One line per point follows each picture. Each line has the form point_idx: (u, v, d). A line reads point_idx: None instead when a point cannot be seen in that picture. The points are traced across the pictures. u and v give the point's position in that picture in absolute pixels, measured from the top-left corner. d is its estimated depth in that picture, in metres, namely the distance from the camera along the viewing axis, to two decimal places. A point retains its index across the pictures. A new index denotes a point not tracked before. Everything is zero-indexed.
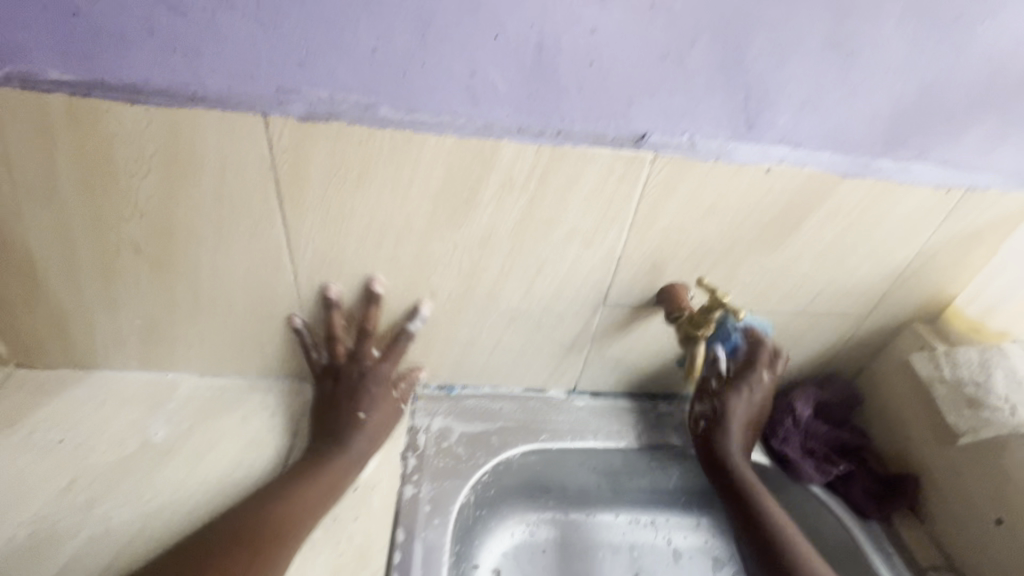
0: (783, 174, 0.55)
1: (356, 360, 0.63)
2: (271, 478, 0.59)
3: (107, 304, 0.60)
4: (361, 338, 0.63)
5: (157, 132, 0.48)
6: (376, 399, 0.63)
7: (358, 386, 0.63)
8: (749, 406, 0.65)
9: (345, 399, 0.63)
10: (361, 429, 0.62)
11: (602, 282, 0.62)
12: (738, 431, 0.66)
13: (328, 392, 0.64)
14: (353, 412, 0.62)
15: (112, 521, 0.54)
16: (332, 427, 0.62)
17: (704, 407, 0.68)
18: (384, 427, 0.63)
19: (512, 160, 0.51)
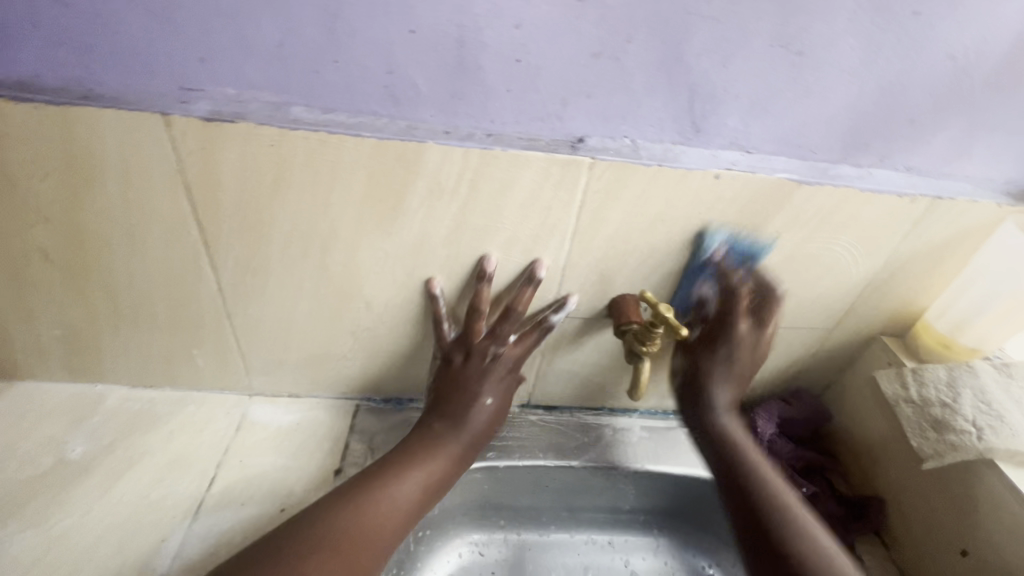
0: (735, 180, 0.51)
1: (491, 340, 0.58)
2: (195, 500, 0.56)
3: (23, 314, 0.57)
4: (514, 319, 0.57)
5: (52, 133, 0.44)
6: (503, 388, 0.60)
7: (488, 371, 0.59)
8: (749, 348, 0.58)
9: (476, 383, 0.58)
10: (486, 417, 0.59)
11: (548, 293, 0.59)
12: (730, 372, 0.59)
13: (464, 368, 0.59)
14: (482, 398, 0.59)
15: (13, 547, 0.51)
16: (454, 416, 0.58)
17: (687, 364, 0.62)
18: (501, 417, 0.61)
19: (439, 164, 0.48)
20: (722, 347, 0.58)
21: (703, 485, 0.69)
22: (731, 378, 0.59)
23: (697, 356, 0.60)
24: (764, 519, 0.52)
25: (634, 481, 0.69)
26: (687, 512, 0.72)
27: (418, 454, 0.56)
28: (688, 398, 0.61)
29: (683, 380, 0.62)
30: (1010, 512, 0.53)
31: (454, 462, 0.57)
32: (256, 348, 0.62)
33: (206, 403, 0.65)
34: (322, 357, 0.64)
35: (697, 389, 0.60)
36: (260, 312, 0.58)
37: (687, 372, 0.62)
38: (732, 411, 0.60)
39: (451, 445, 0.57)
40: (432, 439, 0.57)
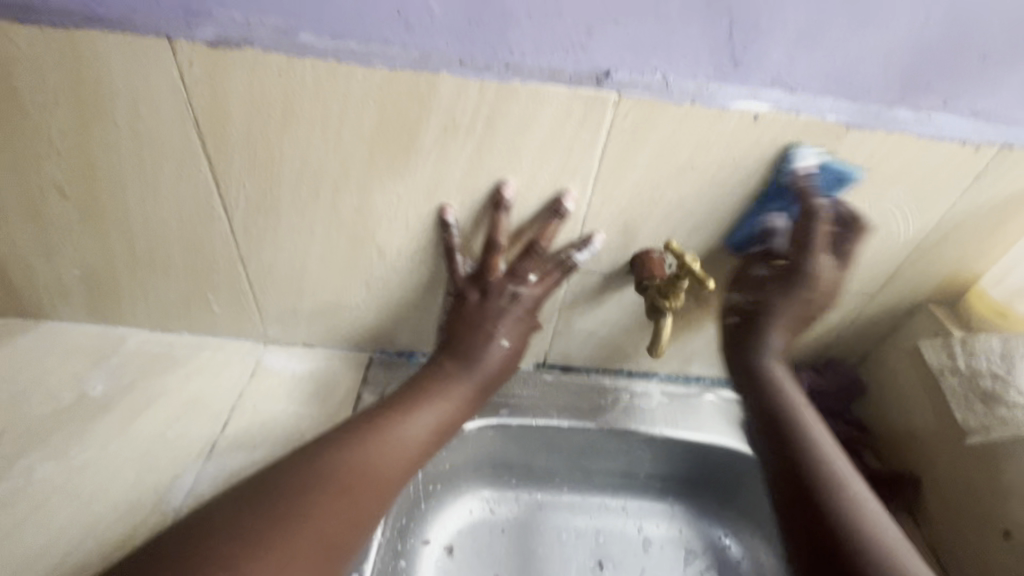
0: (775, 122, 0.47)
1: (511, 278, 0.55)
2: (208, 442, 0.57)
3: (44, 251, 0.57)
4: (536, 257, 0.54)
5: (58, 59, 0.43)
6: (523, 330, 0.58)
7: (506, 312, 0.56)
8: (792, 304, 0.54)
9: (493, 322, 0.56)
10: (503, 356, 0.57)
11: (567, 244, 0.56)
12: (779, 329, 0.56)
13: (481, 308, 0.56)
14: (497, 339, 0.56)
15: (36, 474, 0.52)
16: (467, 358, 0.57)
17: (740, 332, 0.58)
18: (516, 361, 0.59)
19: (453, 98, 0.45)
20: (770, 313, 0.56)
21: (723, 452, 0.66)
22: (781, 338, 0.56)
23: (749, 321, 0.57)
24: (818, 485, 0.49)
25: (649, 446, 0.67)
26: (705, 480, 0.69)
27: (423, 396, 0.55)
28: (740, 367, 0.58)
29: (736, 350, 0.58)
30: None
31: (460, 403, 0.56)
32: (270, 294, 0.61)
33: (222, 349, 0.66)
34: (335, 306, 0.63)
35: (744, 363, 0.57)
36: (272, 257, 0.57)
37: (738, 344, 0.58)
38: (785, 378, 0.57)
39: (459, 387, 0.56)
40: (438, 383, 0.56)
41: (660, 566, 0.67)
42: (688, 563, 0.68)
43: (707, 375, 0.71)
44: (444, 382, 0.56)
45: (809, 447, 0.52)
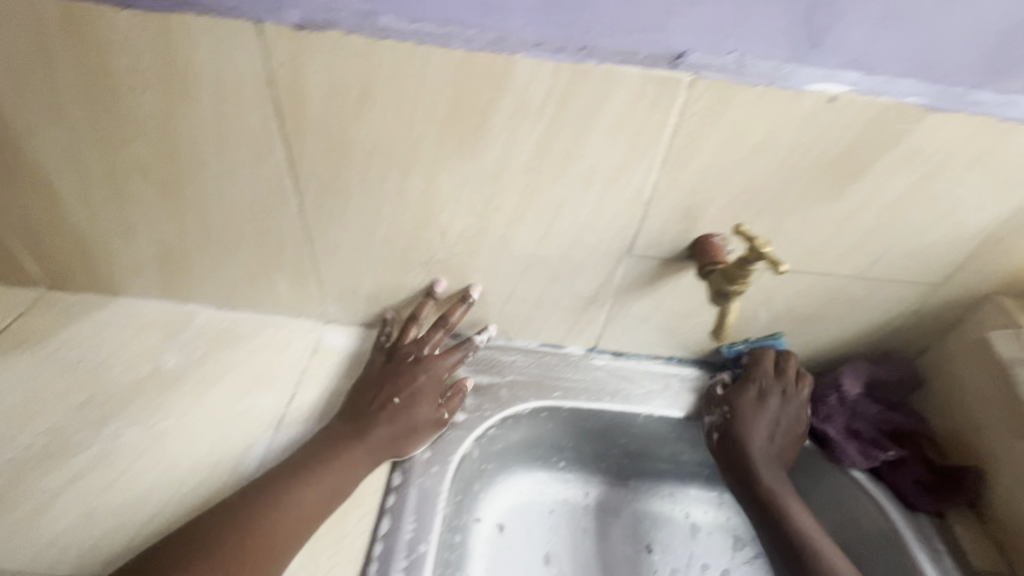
0: (851, 105, 0.46)
1: (417, 343, 0.62)
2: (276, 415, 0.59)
3: (124, 229, 0.60)
4: (438, 329, 0.62)
5: (151, 42, 0.45)
6: (422, 391, 0.58)
7: (404, 368, 0.60)
8: (767, 412, 0.62)
9: (389, 379, 0.59)
10: (388, 416, 0.56)
11: (628, 228, 0.56)
12: (764, 426, 0.62)
13: (382, 368, 0.60)
14: (388, 396, 0.57)
15: (120, 440, 0.55)
16: (359, 421, 0.55)
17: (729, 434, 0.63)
18: (421, 424, 0.57)
19: (527, 80, 0.45)
20: (750, 417, 0.62)
21: None
22: (764, 431, 0.62)
23: (736, 426, 0.63)
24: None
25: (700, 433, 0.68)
26: None
27: (315, 461, 0.52)
28: (731, 462, 0.62)
29: (726, 449, 0.62)
30: None
31: (356, 463, 0.53)
32: (333, 273, 0.63)
33: (284, 327, 0.68)
34: (392, 287, 0.65)
35: (734, 459, 0.62)
36: (338, 238, 0.59)
37: (727, 444, 0.63)
38: (774, 469, 0.61)
39: (354, 448, 0.53)
40: (331, 446, 0.53)
41: (707, 552, 0.68)
42: (736, 550, 0.69)
43: None
44: (338, 444, 0.54)
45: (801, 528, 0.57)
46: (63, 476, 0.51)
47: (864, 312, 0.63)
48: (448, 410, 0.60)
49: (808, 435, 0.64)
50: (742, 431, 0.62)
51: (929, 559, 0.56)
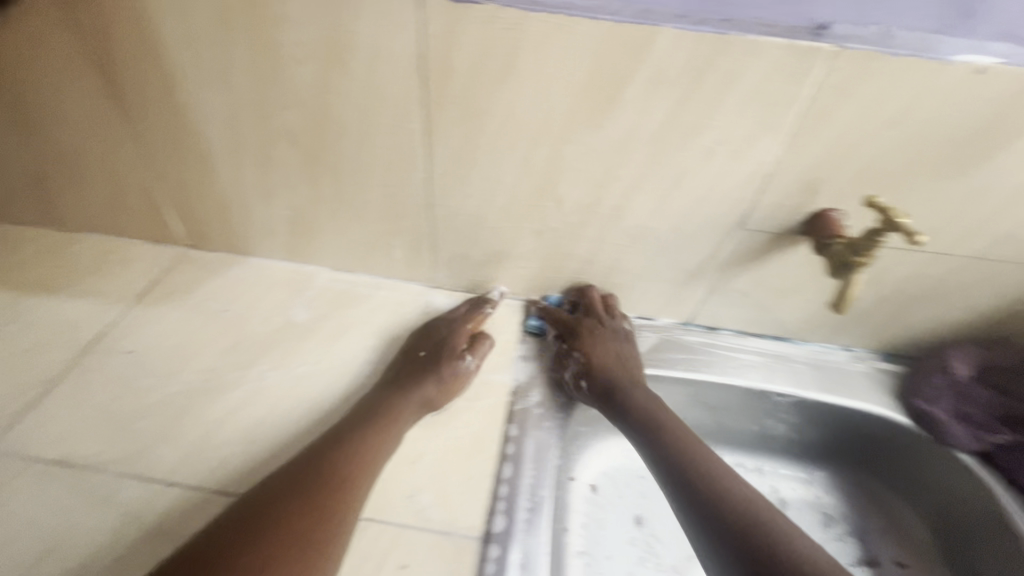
0: (1000, 77, 0.45)
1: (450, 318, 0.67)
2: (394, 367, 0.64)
3: (264, 193, 0.66)
4: (467, 304, 0.70)
5: (321, 16, 0.49)
6: (446, 342, 0.64)
7: (436, 335, 0.65)
8: (612, 339, 0.65)
9: (422, 340, 0.65)
10: (416, 364, 0.62)
11: (744, 201, 0.57)
12: (613, 353, 0.64)
13: (414, 334, 0.67)
14: (416, 351, 0.64)
15: (266, 381, 0.61)
16: (394, 375, 0.61)
17: (582, 365, 0.64)
18: (444, 366, 0.61)
19: (668, 52, 0.47)
20: (597, 345, 0.64)
21: (877, 420, 0.66)
22: (611, 361, 0.64)
23: (603, 363, 0.63)
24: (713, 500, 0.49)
25: (795, 409, 0.68)
26: (851, 448, 0.70)
27: (350, 431, 0.54)
28: (603, 391, 0.61)
29: (599, 382, 0.62)
30: None
31: (388, 424, 0.55)
32: (447, 239, 0.67)
33: (395, 290, 0.73)
34: (500, 255, 0.68)
35: (615, 388, 0.61)
36: (459, 205, 0.63)
37: (607, 373, 0.62)
38: (639, 393, 0.60)
39: (388, 403, 0.57)
40: (354, 416, 0.56)
41: (798, 527, 0.69)
42: (827, 527, 0.69)
43: (858, 344, 0.70)
44: (362, 410, 0.57)
45: (695, 451, 0.54)
46: (222, 409, 0.57)
47: (980, 296, 0.62)
48: (475, 354, 0.64)
49: (911, 416, 0.65)
50: (599, 365, 0.63)
51: None
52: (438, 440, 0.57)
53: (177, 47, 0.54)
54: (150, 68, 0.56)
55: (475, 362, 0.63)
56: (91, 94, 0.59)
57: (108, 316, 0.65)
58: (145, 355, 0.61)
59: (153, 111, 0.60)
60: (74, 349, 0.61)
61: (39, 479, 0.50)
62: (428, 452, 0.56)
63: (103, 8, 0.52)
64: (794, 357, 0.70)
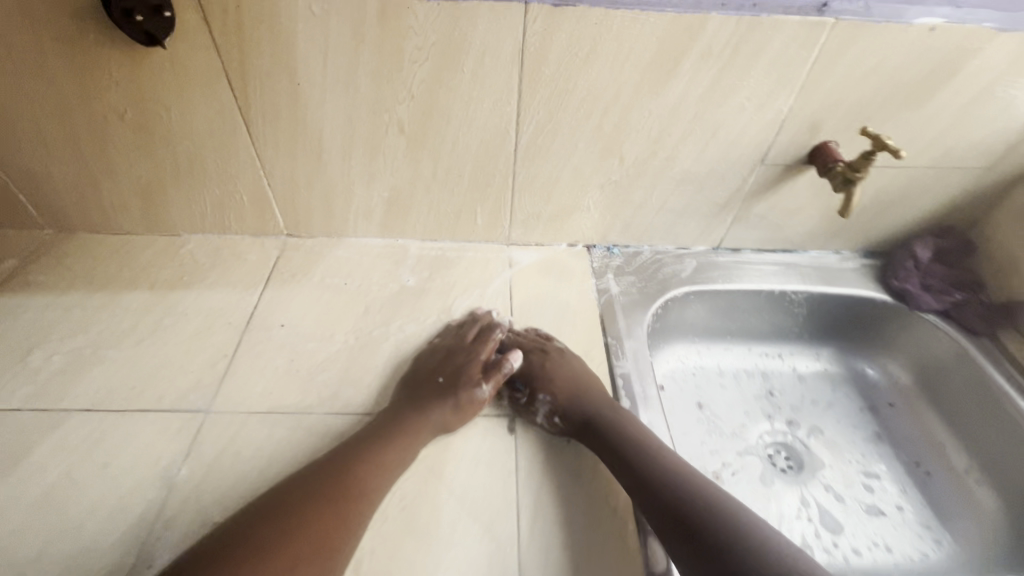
0: (946, 32, 0.63)
1: (467, 347, 0.69)
2: (444, 348, 0.70)
3: (367, 177, 0.77)
4: (473, 328, 0.72)
5: (441, 25, 0.61)
6: (464, 370, 0.66)
7: (451, 363, 0.67)
8: (560, 370, 0.67)
9: (438, 366, 0.67)
10: (435, 392, 0.63)
11: (765, 141, 0.74)
12: (571, 383, 0.65)
13: (433, 356, 0.69)
14: (434, 377, 0.66)
15: (406, 332, 0.73)
16: (414, 397, 0.63)
17: (551, 402, 0.64)
18: (462, 395, 0.63)
19: (715, 32, 0.62)
20: (551, 376, 0.66)
21: (868, 300, 0.86)
22: (571, 389, 0.65)
23: (567, 396, 0.64)
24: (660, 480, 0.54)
25: (807, 302, 0.88)
26: (848, 326, 0.90)
27: (371, 441, 0.58)
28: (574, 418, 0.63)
29: (574, 415, 0.63)
30: None
31: (403, 445, 0.58)
32: (525, 201, 0.81)
33: (478, 250, 0.86)
34: (569, 208, 0.82)
35: (577, 409, 0.63)
36: (538, 170, 0.77)
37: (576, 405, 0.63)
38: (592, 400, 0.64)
39: (406, 424, 0.60)
40: (372, 440, 0.58)
41: (814, 390, 0.89)
42: (835, 388, 0.89)
43: (846, 248, 0.91)
44: (379, 430, 0.59)
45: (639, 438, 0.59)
46: (381, 356, 0.70)
47: (934, 195, 0.82)
48: (491, 382, 0.65)
49: (890, 294, 0.85)
50: (565, 399, 0.64)
51: (990, 363, 0.76)
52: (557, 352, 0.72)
53: (309, 60, 0.63)
54: (280, 79, 0.65)
55: (491, 390, 0.65)
56: (219, 104, 0.67)
57: (249, 299, 0.75)
58: (297, 326, 0.72)
59: (276, 116, 0.69)
60: (236, 328, 0.71)
61: (262, 424, 0.61)
62: None
63: (245, 27, 0.60)
64: (801, 263, 0.90)
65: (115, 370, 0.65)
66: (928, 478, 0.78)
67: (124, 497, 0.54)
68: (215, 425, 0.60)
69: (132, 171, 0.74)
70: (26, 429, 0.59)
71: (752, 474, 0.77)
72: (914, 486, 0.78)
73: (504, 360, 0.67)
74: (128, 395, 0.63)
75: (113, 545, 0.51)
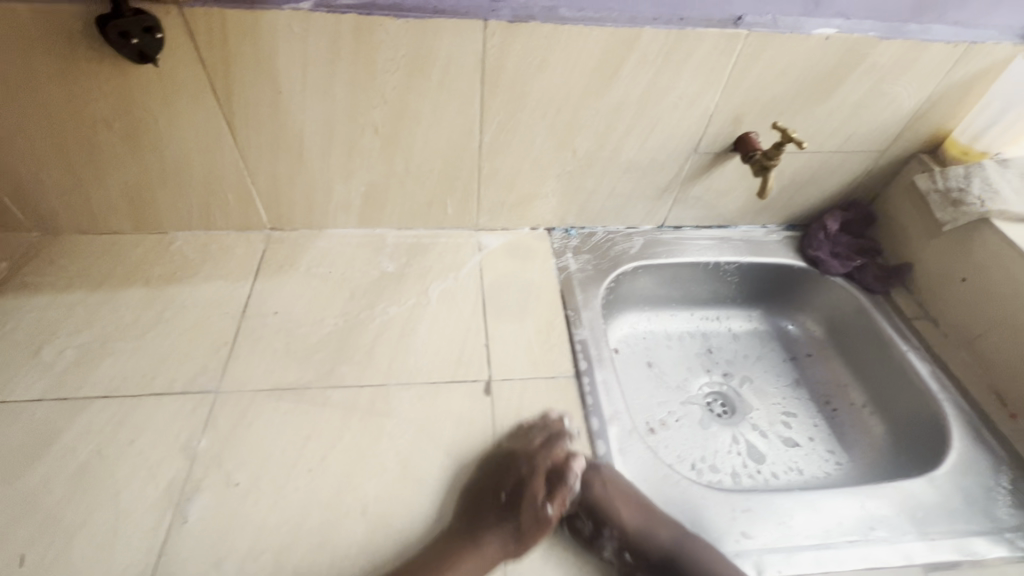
0: (838, 40, 0.75)
1: (529, 457, 0.65)
2: (505, 457, 0.66)
3: (346, 173, 0.84)
4: (539, 432, 0.67)
5: (410, 39, 0.68)
6: (526, 488, 0.64)
7: (513, 477, 0.65)
8: (624, 494, 0.63)
9: (503, 478, 0.65)
10: (497, 513, 0.63)
11: (696, 133, 0.85)
12: (638, 518, 0.62)
13: (494, 464, 0.66)
14: (497, 494, 0.64)
15: (390, 313, 0.82)
16: (475, 520, 0.62)
17: (619, 537, 0.61)
18: (524, 518, 0.62)
19: (648, 42, 0.72)
20: (616, 507, 0.62)
21: (788, 267, 1.01)
22: (639, 522, 0.62)
23: (636, 527, 0.61)
24: None
25: (738, 271, 1.01)
26: (773, 291, 1.05)
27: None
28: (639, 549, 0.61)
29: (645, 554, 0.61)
30: (990, 244, 0.82)
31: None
32: (490, 191, 0.90)
33: (450, 236, 0.95)
34: (529, 196, 0.92)
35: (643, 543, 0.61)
36: (501, 163, 0.86)
37: (648, 543, 0.61)
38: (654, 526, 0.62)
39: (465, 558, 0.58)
40: None
41: (746, 345, 1.04)
42: (763, 343, 1.04)
43: (771, 223, 1.05)
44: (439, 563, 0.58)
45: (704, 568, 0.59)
46: (368, 333, 0.79)
47: (840, 174, 0.96)
48: (556, 502, 0.63)
49: (806, 261, 1.00)
50: (633, 535, 0.61)
51: (882, 317, 0.92)
52: (525, 323, 0.83)
53: (289, 70, 0.70)
54: (263, 88, 0.71)
55: (555, 510, 0.62)
56: (204, 110, 0.73)
57: (242, 290, 0.82)
58: (290, 312, 0.80)
59: (259, 120, 0.75)
60: (233, 317, 0.79)
61: (268, 399, 0.69)
62: (522, 335, 0.81)
63: (231, 42, 0.66)
64: (734, 238, 1.03)
65: (125, 360, 0.72)
66: (835, 414, 0.93)
67: (153, 468, 0.62)
68: (227, 402, 0.69)
69: (121, 174, 0.79)
70: (51, 416, 0.66)
71: (693, 421, 0.91)
72: (824, 420, 0.93)
73: (569, 472, 0.64)
74: (141, 381, 0.70)
75: (149, 508, 0.59)
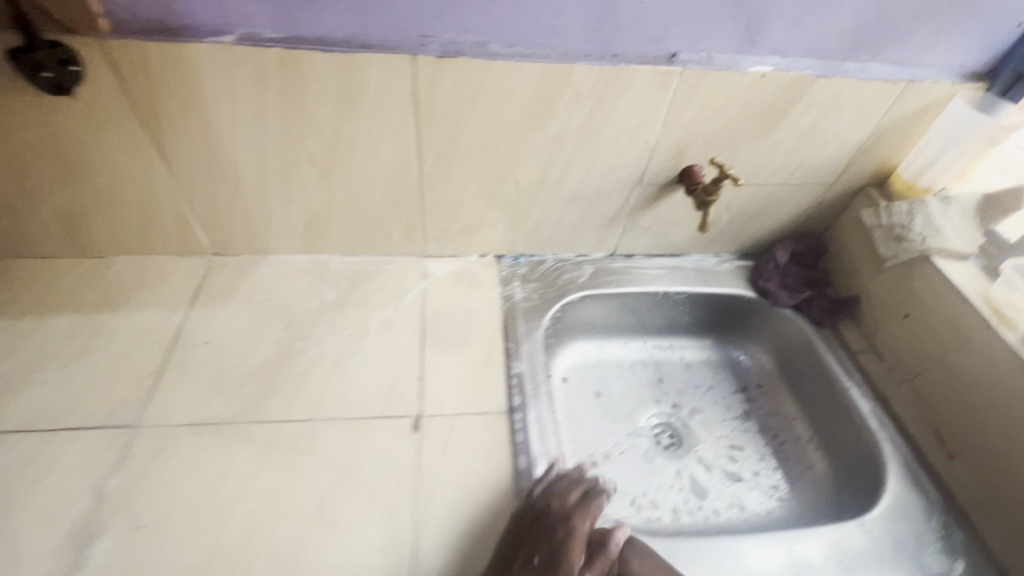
0: (775, 77, 0.75)
1: (570, 519, 0.62)
2: (537, 514, 0.63)
3: (285, 201, 0.83)
4: (576, 489, 0.65)
5: (338, 72, 0.67)
6: (564, 551, 0.59)
7: (549, 539, 0.60)
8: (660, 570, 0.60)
9: (537, 540, 0.60)
10: None
11: (639, 165, 0.85)
12: None
13: (527, 521, 0.62)
14: (529, 558, 0.59)
15: (326, 344, 0.81)
16: None
17: None
18: None
19: (582, 78, 0.72)
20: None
21: (739, 298, 1.00)
22: None
23: None
24: None
25: (688, 300, 1.01)
26: (725, 320, 1.04)
27: None
28: None
29: None
30: (930, 281, 0.82)
31: None
32: (435, 219, 0.89)
33: (397, 263, 0.94)
34: (475, 224, 0.91)
35: None
36: (443, 193, 0.85)
37: None
38: None
39: None
40: None
41: (698, 375, 1.03)
42: (716, 372, 1.04)
43: (724, 252, 1.04)
44: None
45: None
46: (300, 365, 0.78)
47: (789, 206, 0.96)
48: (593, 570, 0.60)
49: (756, 292, 0.99)
50: None
51: (828, 351, 0.91)
52: (464, 355, 0.82)
53: (216, 101, 0.69)
54: (192, 118, 0.70)
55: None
56: (133, 139, 0.72)
57: (175, 318, 0.81)
58: (222, 342, 0.79)
59: (190, 148, 0.74)
60: (162, 347, 0.77)
61: (188, 435, 0.68)
62: (459, 368, 0.80)
63: (153, 74, 0.65)
64: (685, 267, 1.02)
65: (44, 392, 0.70)
66: (782, 447, 0.92)
67: (58, 508, 0.61)
68: (144, 437, 0.67)
69: (51, 200, 0.78)
70: None
71: (638, 454, 0.90)
72: (771, 454, 0.92)
73: (609, 540, 0.61)
74: (58, 414, 0.68)
75: (47, 552, 0.58)
